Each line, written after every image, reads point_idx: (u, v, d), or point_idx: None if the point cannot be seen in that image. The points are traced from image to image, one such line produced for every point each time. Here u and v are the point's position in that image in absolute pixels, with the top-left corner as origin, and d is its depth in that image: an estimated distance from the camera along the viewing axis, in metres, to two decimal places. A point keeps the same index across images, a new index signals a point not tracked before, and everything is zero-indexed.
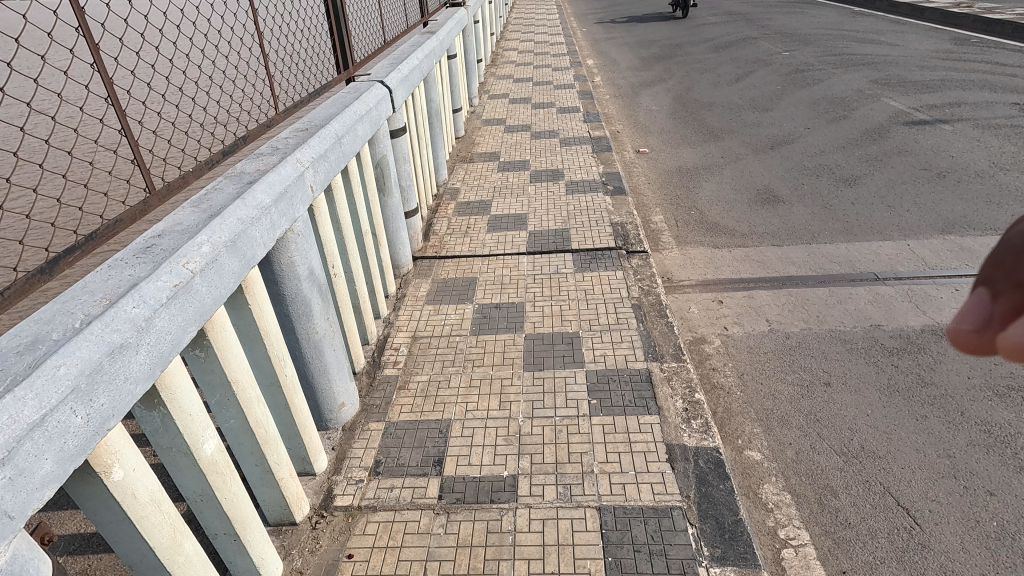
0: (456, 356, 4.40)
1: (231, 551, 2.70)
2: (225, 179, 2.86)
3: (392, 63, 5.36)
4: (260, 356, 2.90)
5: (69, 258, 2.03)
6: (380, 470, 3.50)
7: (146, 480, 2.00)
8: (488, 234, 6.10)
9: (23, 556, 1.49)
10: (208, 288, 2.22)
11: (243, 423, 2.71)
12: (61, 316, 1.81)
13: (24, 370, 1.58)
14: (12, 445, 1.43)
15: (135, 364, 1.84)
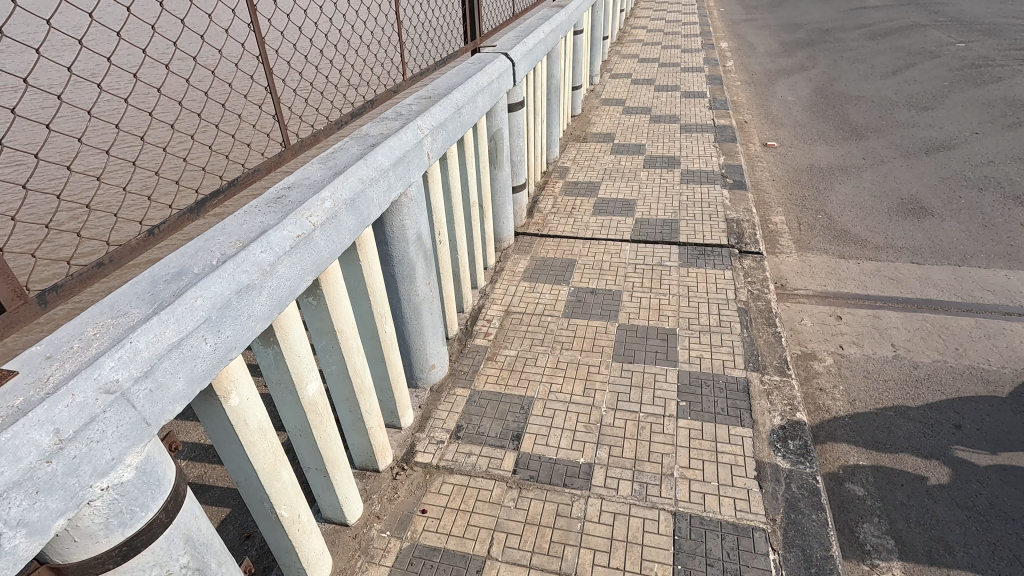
0: (546, 336, 4.40)
1: (320, 485, 2.93)
2: (350, 140, 3.00)
3: (519, 36, 5.33)
4: (364, 311, 3.08)
5: (214, 201, 2.23)
6: (461, 435, 3.62)
7: (256, 409, 2.20)
8: (593, 217, 5.98)
9: (155, 458, 1.67)
10: (326, 242, 2.37)
11: (343, 371, 2.89)
12: (202, 252, 2.00)
13: (168, 297, 1.77)
14: (154, 361, 1.62)
15: (256, 304, 2.00)
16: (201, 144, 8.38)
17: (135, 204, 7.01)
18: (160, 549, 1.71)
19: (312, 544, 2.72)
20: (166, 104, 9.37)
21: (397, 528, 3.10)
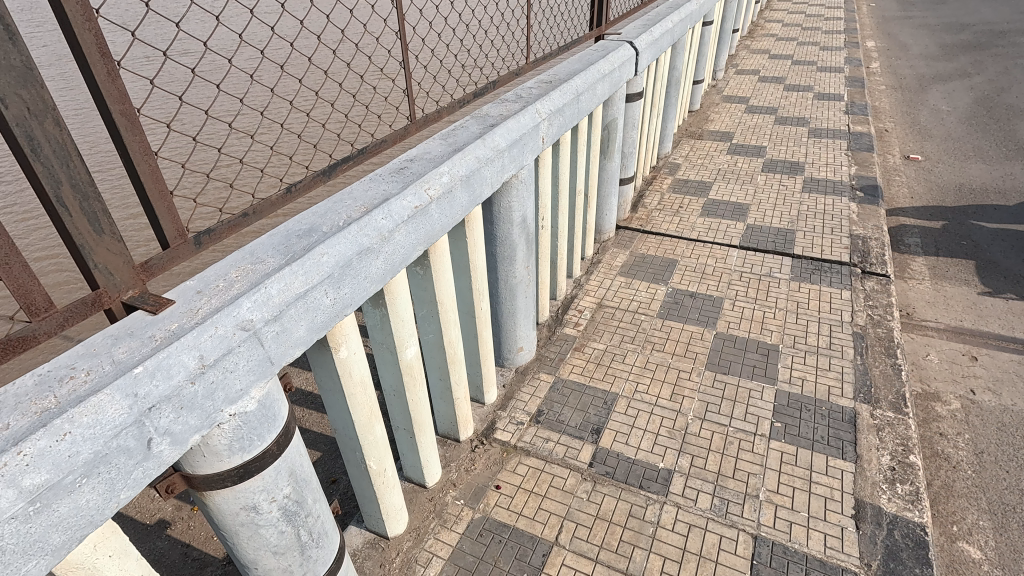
0: (637, 334, 4.31)
1: (405, 445, 3.09)
2: (471, 118, 3.07)
3: (646, 24, 5.17)
4: (464, 286, 3.18)
5: (344, 166, 2.38)
6: (541, 419, 3.66)
7: (361, 365, 2.35)
8: (700, 218, 5.73)
9: (273, 396, 1.83)
10: (439, 214, 2.46)
11: (438, 341, 3.01)
12: (331, 213, 2.15)
13: (299, 251, 1.92)
14: (283, 308, 1.77)
15: (373, 266, 2.13)
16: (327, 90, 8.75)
17: (268, 164, 7.67)
18: (268, 477, 1.88)
19: (393, 498, 2.89)
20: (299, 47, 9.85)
21: (470, 498, 3.21)
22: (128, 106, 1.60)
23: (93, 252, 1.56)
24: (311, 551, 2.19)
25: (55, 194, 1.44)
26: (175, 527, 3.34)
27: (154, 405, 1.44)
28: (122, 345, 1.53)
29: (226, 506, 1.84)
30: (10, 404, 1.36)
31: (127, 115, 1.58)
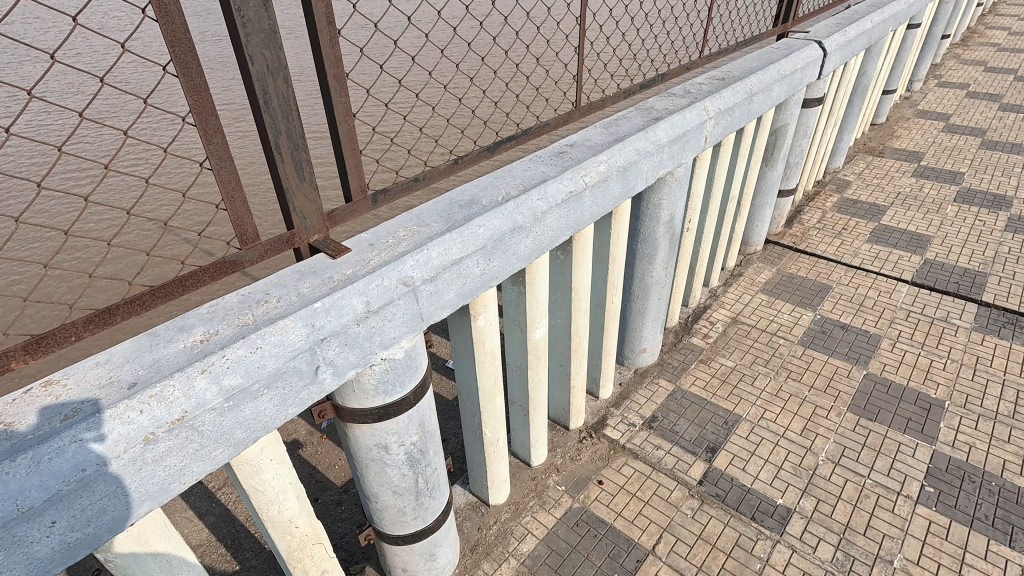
0: (772, 358, 4.01)
1: (517, 421, 3.17)
2: (635, 110, 3.00)
3: (840, 24, 4.66)
4: (599, 278, 3.16)
5: (507, 145, 2.45)
6: (654, 425, 3.56)
7: (493, 336, 2.46)
8: (867, 244, 5.14)
9: (416, 351, 1.97)
10: (592, 202, 2.46)
11: (566, 328, 3.04)
12: (491, 187, 2.23)
13: (459, 219, 2.02)
14: (438, 271, 1.89)
15: (522, 244, 2.19)
16: (488, 61, 8.99)
17: None
18: (401, 423, 2.04)
19: (500, 469, 3.00)
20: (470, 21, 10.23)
21: (572, 487, 3.23)
22: (340, 70, 1.78)
23: (294, 196, 1.78)
24: (424, 499, 2.34)
25: (274, 141, 1.67)
26: (306, 449, 3.76)
27: (325, 338, 1.62)
28: (307, 281, 1.72)
29: (363, 440, 2.04)
30: (220, 314, 1.59)
31: (339, 78, 1.76)
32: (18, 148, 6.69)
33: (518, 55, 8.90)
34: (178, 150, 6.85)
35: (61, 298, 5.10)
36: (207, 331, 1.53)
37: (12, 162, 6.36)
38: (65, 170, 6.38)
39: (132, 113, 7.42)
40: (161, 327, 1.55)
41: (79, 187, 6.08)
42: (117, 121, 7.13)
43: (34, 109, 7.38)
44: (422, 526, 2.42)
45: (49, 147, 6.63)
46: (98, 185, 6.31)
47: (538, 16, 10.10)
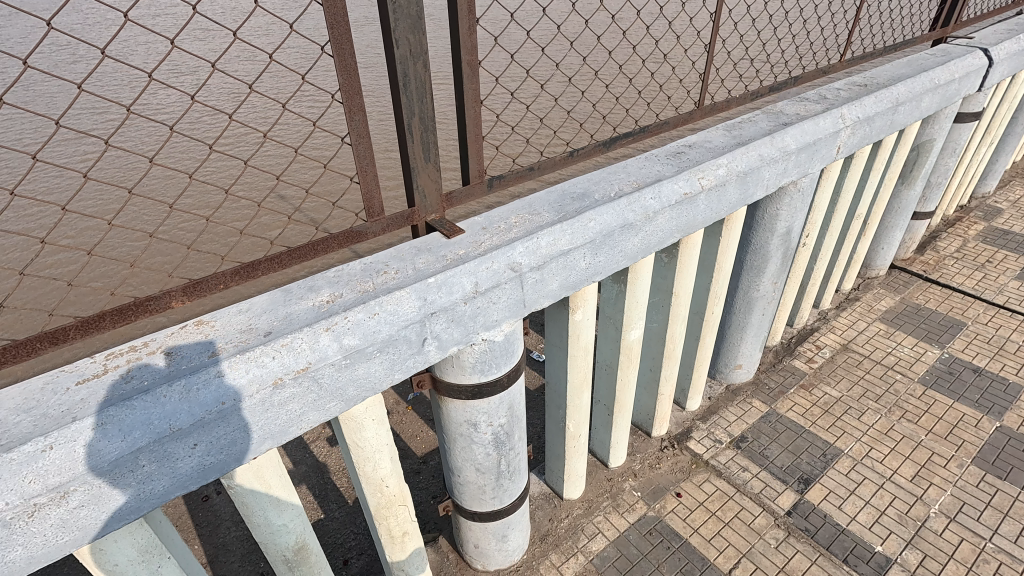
0: (885, 393, 3.68)
1: (600, 420, 3.15)
2: (762, 114, 2.84)
3: (1013, 30, 4.12)
4: (702, 286, 3.05)
5: (623, 141, 2.42)
6: (742, 445, 3.40)
7: (588, 332, 2.46)
8: (1015, 282, 4.55)
9: (514, 337, 2.02)
10: (706, 206, 2.37)
11: (661, 333, 2.97)
12: (604, 182, 2.21)
13: (570, 211, 2.03)
14: (545, 261, 1.91)
15: (629, 242, 2.16)
16: (609, 55, 8.88)
17: None
18: (492, 404, 2.11)
19: (577, 464, 3.00)
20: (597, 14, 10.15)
21: (648, 494, 3.16)
22: (474, 57, 1.83)
23: (419, 175, 1.88)
24: (504, 481, 2.40)
25: (408, 122, 1.76)
26: (392, 417, 3.96)
27: (435, 312, 1.70)
28: (423, 257, 1.81)
29: (455, 415, 2.12)
30: (344, 279, 1.72)
31: (472, 65, 1.82)
32: (199, 113, 7.46)
33: (641, 51, 8.71)
34: (327, 123, 7.29)
35: (217, 245, 5.36)
36: (332, 293, 1.66)
37: (194, 125, 7.09)
38: (234, 136, 6.98)
39: (292, 87, 8.08)
40: (293, 285, 1.70)
41: (244, 152, 6.64)
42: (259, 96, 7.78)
43: (206, 81, 8.23)
44: (498, 506, 2.49)
45: (202, 116, 7.35)
46: (258, 150, 6.80)
47: (666, 13, 9.83)
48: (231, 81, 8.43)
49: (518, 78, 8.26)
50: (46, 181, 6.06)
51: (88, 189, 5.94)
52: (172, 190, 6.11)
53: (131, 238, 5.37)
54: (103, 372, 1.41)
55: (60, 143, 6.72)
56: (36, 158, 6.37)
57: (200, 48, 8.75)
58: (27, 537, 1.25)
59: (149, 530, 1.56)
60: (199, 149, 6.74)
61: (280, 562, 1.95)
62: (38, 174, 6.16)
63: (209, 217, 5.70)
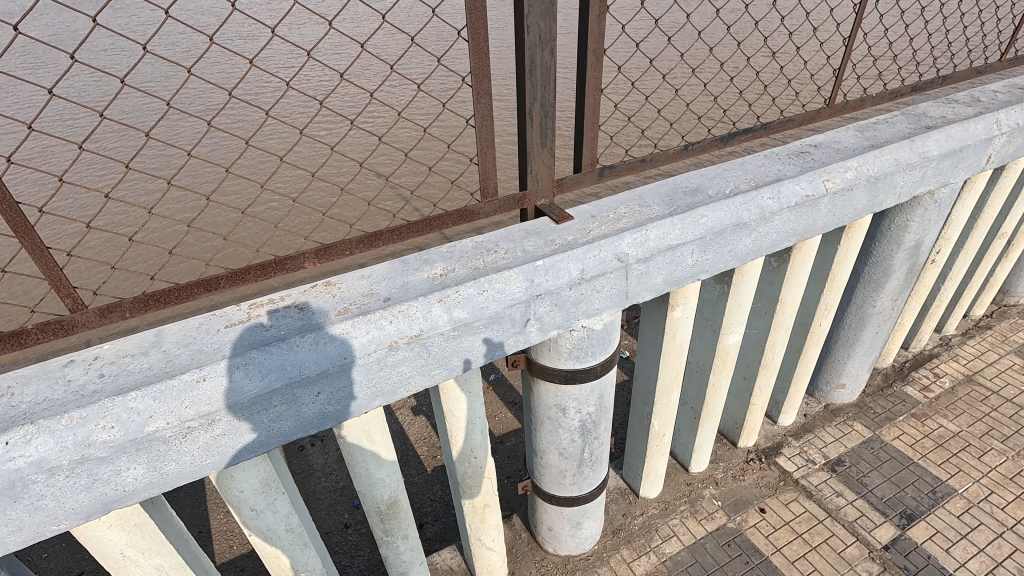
0: (1012, 434, 3.32)
1: (685, 423, 3.07)
2: (901, 115, 2.61)
3: None
4: (811, 296, 2.88)
5: (742, 137, 2.32)
6: (838, 469, 3.20)
7: (685, 330, 2.41)
8: None
9: (611, 328, 2.02)
10: (828, 211, 2.23)
11: (761, 340, 2.84)
12: (719, 178, 2.14)
13: (682, 206, 1.98)
14: (652, 254, 1.89)
15: (741, 243, 2.08)
16: (738, 48, 8.48)
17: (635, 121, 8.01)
18: (583, 391, 2.14)
19: (657, 464, 2.96)
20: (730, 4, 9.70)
21: (729, 505, 3.06)
22: (600, 45, 1.83)
23: (534, 159, 1.91)
24: (585, 469, 2.42)
25: (529, 106, 1.80)
26: None
27: (541, 295, 1.74)
28: (532, 240, 1.85)
29: (545, 398, 2.17)
30: (456, 255, 1.79)
31: (597, 53, 1.82)
32: (348, 90, 7.97)
33: (773, 45, 8.23)
34: (455, 105, 7.50)
35: (350, 212, 5.63)
36: (446, 267, 1.74)
37: (341, 101, 7.57)
38: (373, 113, 7.36)
39: (429, 71, 8.44)
40: (410, 256, 1.80)
41: (379, 128, 6.99)
42: (369, 80, 8.13)
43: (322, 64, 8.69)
44: (576, 493, 2.51)
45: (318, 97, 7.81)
46: (391, 128, 7.12)
47: (804, 5, 9.22)
48: (377, 62, 8.94)
49: (641, 69, 8.11)
50: (215, 145, 6.77)
51: (243, 156, 6.55)
52: (316, 160, 6.54)
53: (277, 201, 5.80)
54: (246, 319, 1.58)
55: (230, 111, 7.48)
56: (209, 123, 7.16)
57: (320, 32, 9.26)
58: (179, 454, 1.42)
59: (269, 465, 1.73)
60: (341, 124, 7.21)
61: (374, 513, 2.09)
62: (211, 138, 6.94)
63: (344, 186, 6.00)
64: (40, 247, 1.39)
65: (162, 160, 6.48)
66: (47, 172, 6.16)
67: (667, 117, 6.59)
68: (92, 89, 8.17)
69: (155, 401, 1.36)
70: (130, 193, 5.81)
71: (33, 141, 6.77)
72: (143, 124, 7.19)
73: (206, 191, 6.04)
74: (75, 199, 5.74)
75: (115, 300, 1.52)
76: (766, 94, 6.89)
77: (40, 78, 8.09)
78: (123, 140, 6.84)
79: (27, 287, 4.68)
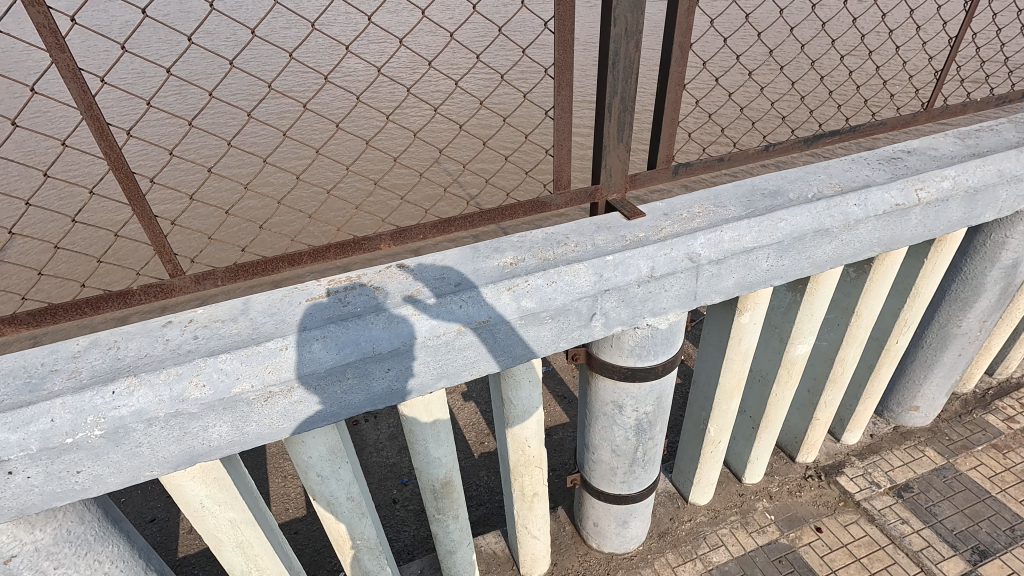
0: None
1: (742, 432, 2.99)
2: (1008, 123, 2.42)
3: None
4: (890, 310, 2.73)
5: (828, 139, 2.21)
6: (904, 495, 3.04)
7: (751, 336, 2.34)
8: None
9: (676, 328, 1.99)
10: (917, 222, 2.11)
11: (831, 353, 2.72)
12: (801, 182, 2.05)
13: (760, 208, 1.92)
14: (726, 256, 1.84)
15: (820, 250, 1.99)
16: (832, 46, 8.10)
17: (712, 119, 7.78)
18: (643, 390, 2.12)
19: (710, 471, 2.89)
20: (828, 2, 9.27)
21: (783, 520, 2.96)
22: (686, 40, 1.79)
23: (609, 153, 1.90)
24: (637, 468, 2.40)
25: (609, 100, 1.79)
26: None
27: (609, 290, 1.73)
28: (602, 235, 1.84)
29: (603, 394, 2.17)
30: (527, 245, 1.81)
31: (683, 47, 1.79)
32: (434, 78, 8.14)
33: (870, 44, 7.80)
34: (537, 97, 7.52)
35: (426, 197, 5.74)
36: (516, 256, 1.76)
37: (427, 88, 7.73)
38: (457, 101, 7.47)
39: (513, 62, 8.50)
40: (481, 244, 1.83)
41: (460, 116, 7.09)
42: (446, 70, 8.27)
43: (401, 54, 8.91)
44: (625, 492, 2.50)
45: (396, 87, 8.03)
46: (472, 116, 7.20)
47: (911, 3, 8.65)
48: (466, 52, 9.08)
49: (727, 65, 7.89)
50: (307, 126, 7.11)
51: (320, 139, 6.82)
52: (392, 146, 6.72)
53: (360, 182, 6.02)
54: (325, 294, 1.66)
55: (324, 94, 7.82)
56: (304, 105, 7.53)
57: (400, 22, 9.48)
58: (259, 416, 1.51)
59: (337, 435, 1.81)
60: (423, 111, 7.37)
61: (428, 490, 2.16)
62: (305, 120, 7.30)
63: (421, 171, 6.11)
64: (149, 216, 1.50)
65: (260, 139, 6.88)
66: (159, 146, 6.70)
67: (750, 115, 6.40)
68: (201, 69, 8.78)
69: (242, 365, 1.45)
70: (228, 168, 6.20)
71: (150, 116, 7.38)
72: (246, 105, 7.67)
73: (297, 170, 6.37)
74: (181, 171, 6.19)
75: (209, 269, 1.63)
76: (858, 95, 6.57)
77: (158, 58, 8.80)
78: (227, 119, 7.33)
79: (137, 250, 5.13)
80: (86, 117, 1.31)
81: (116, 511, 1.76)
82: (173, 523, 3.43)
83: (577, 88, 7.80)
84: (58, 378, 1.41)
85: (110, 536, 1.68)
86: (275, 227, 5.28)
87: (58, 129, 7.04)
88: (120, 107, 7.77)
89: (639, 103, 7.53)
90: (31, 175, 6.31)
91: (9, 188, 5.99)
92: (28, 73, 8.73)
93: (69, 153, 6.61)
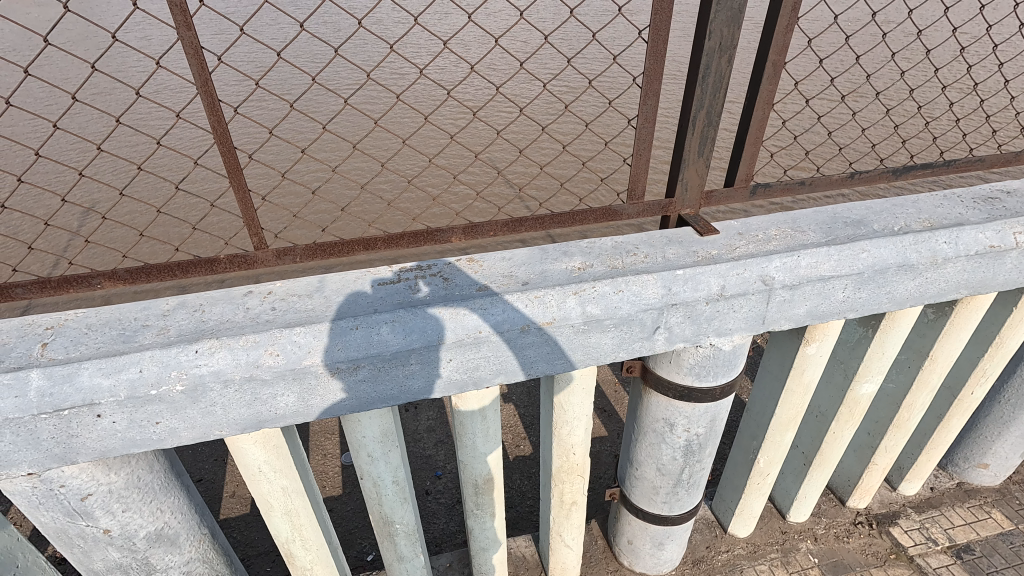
0: None
1: (792, 468, 2.87)
2: None
3: None
4: (967, 359, 2.57)
5: (918, 172, 2.10)
6: (963, 555, 2.87)
7: (814, 369, 2.26)
8: None
9: (738, 351, 1.94)
10: (1011, 266, 1.99)
11: (899, 397, 2.59)
12: (888, 213, 1.96)
13: (842, 237, 1.85)
14: (799, 282, 1.78)
15: (903, 286, 1.90)
16: (935, 76, 7.80)
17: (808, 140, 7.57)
18: (696, 410, 2.07)
19: (754, 504, 2.79)
20: (938, 28, 8.91)
21: (828, 565, 2.83)
22: (781, 58, 1.75)
23: (686, 168, 1.87)
24: (680, 490, 2.35)
25: (694, 114, 1.77)
26: None
27: (676, 304, 1.71)
28: (673, 248, 1.82)
29: (654, 409, 2.13)
30: (597, 251, 1.81)
31: (777, 66, 1.75)
32: (523, 78, 8.28)
33: (976, 76, 7.46)
34: (622, 105, 7.51)
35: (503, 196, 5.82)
36: (584, 261, 1.76)
37: (517, 89, 7.84)
38: (544, 103, 7.54)
39: (602, 68, 8.53)
40: (550, 246, 1.84)
41: (545, 118, 7.16)
42: (540, 73, 8.39)
43: (494, 53, 9.06)
44: (666, 512, 2.44)
45: (488, 83, 8.18)
46: (556, 120, 7.25)
47: None
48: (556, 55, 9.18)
49: (823, 86, 7.71)
50: (399, 117, 7.37)
51: (407, 131, 7.06)
52: (480, 142, 6.87)
53: (440, 174, 6.19)
54: (396, 279, 1.71)
55: (415, 87, 8.07)
56: (398, 97, 7.81)
57: (495, 23, 9.63)
58: (323, 391, 1.57)
59: (392, 418, 1.86)
60: (511, 110, 7.48)
61: (470, 485, 2.18)
62: (396, 111, 7.55)
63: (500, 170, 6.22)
64: (243, 188, 1.58)
65: (354, 125, 7.19)
66: (260, 124, 7.10)
67: (846, 142, 6.22)
68: (308, 53, 9.26)
69: (315, 339, 1.51)
70: (322, 150, 6.53)
71: (256, 95, 7.84)
72: (346, 92, 8.04)
73: (383, 158, 6.62)
74: (278, 149, 6.57)
75: (290, 245, 1.70)
76: (957, 129, 6.31)
77: (270, 42, 9.39)
78: (325, 104, 7.68)
79: (229, 218, 5.46)
80: (201, 92, 1.40)
81: (179, 465, 1.86)
82: (218, 485, 3.58)
83: (665, 97, 7.75)
84: (149, 333, 1.50)
85: (172, 488, 1.77)
86: (357, 209, 5.51)
87: (173, 100, 7.57)
88: (229, 85, 8.32)
89: (726, 116, 7.46)
90: (146, 141, 6.82)
91: (124, 150, 6.52)
92: (152, 44, 9.42)
93: (183, 125, 7.16)
